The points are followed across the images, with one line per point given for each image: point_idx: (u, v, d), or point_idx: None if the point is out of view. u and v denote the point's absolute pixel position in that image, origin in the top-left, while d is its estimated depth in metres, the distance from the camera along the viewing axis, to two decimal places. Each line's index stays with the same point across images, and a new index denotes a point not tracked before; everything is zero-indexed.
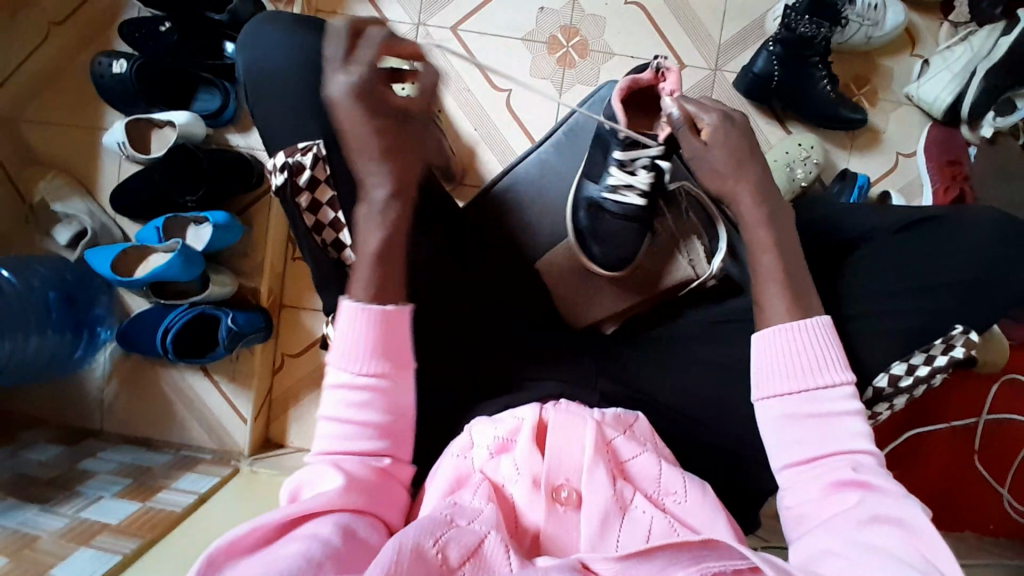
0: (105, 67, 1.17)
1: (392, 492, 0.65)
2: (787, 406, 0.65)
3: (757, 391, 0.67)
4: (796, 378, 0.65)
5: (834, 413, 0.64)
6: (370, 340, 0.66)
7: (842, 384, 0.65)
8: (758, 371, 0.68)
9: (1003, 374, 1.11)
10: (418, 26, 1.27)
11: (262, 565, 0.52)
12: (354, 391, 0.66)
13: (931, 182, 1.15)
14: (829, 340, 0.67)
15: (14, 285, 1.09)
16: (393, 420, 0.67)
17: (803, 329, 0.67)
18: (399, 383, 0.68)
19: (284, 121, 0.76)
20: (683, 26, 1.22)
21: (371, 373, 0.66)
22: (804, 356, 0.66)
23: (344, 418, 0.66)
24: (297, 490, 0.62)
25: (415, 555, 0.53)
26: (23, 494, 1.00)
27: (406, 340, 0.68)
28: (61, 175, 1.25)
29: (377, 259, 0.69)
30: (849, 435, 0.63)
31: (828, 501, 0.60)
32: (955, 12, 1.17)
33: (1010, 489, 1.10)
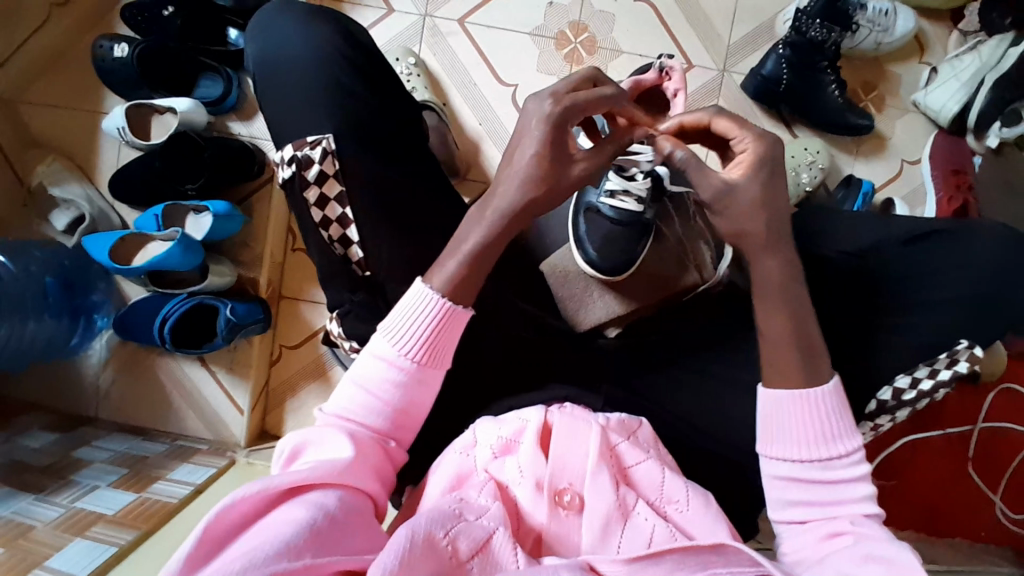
0: (107, 51, 1.15)
1: (384, 474, 0.65)
2: (791, 471, 0.64)
3: (762, 448, 0.66)
4: (803, 446, 0.64)
5: (839, 478, 0.63)
6: (428, 331, 0.67)
7: (849, 453, 0.63)
8: (765, 435, 0.66)
9: (999, 384, 1.11)
10: (425, 17, 1.25)
11: (269, 528, 0.53)
12: (392, 371, 0.67)
13: (934, 191, 1.14)
14: (842, 409, 0.65)
15: (12, 271, 1.07)
16: (410, 408, 0.68)
17: (813, 399, 0.64)
18: (433, 379, 0.69)
19: (292, 114, 0.75)
20: (693, 26, 1.21)
21: (415, 360, 0.67)
22: (808, 422, 0.64)
23: (376, 393, 0.67)
24: (302, 447, 0.63)
25: (426, 545, 0.54)
26: (17, 482, 0.99)
27: (453, 340, 0.69)
28: (60, 158, 1.23)
29: (467, 260, 0.69)
30: (853, 499, 0.62)
31: (824, 547, 0.61)
32: (964, 19, 1.17)
33: (1002, 497, 1.11)
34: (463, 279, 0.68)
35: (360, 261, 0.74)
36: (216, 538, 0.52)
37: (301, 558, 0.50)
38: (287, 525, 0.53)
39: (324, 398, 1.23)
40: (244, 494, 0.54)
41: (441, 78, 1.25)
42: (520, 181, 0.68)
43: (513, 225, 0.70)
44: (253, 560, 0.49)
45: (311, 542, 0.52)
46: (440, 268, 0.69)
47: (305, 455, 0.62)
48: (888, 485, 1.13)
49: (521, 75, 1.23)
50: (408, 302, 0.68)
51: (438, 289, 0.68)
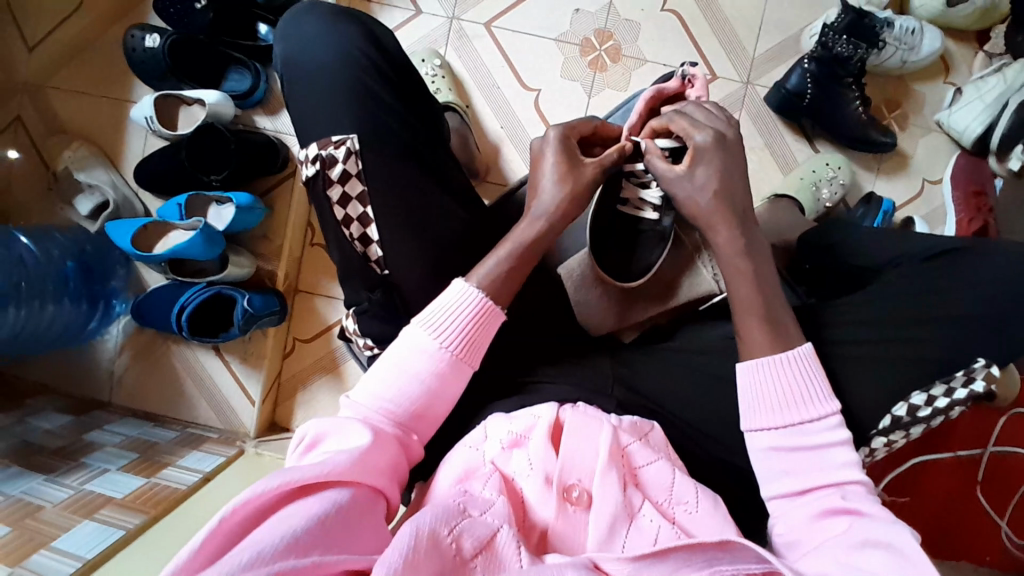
0: (138, 40, 1.17)
1: (400, 470, 0.65)
2: (776, 441, 0.66)
3: (746, 422, 0.68)
4: (782, 411, 0.66)
5: (819, 444, 0.65)
6: (462, 328, 0.70)
7: (826, 414, 0.66)
8: (746, 408, 0.69)
9: (1012, 408, 1.11)
10: (452, 20, 1.26)
11: (279, 522, 0.53)
12: (424, 364, 0.69)
13: (954, 213, 1.13)
14: (813, 372, 0.68)
15: (33, 253, 1.10)
16: (435, 403, 0.69)
17: (786, 362, 0.68)
18: (463, 376, 0.70)
19: (320, 109, 0.76)
20: (718, 37, 1.21)
21: (449, 353, 0.69)
22: (786, 386, 0.67)
23: (404, 382, 0.68)
24: (324, 435, 0.64)
25: (431, 544, 0.53)
26: (29, 462, 1.00)
27: (486, 340, 0.72)
28: (86, 144, 1.25)
29: (509, 257, 0.74)
30: (835, 464, 0.64)
31: (818, 526, 0.61)
32: (991, 41, 1.16)
33: (1011, 522, 1.10)
34: (503, 278, 0.73)
35: (378, 259, 0.75)
36: (231, 529, 0.52)
37: (309, 554, 0.51)
38: (299, 520, 0.53)
39: (335, 392, 1.23)
40: (254, 493, 0.54)
41: (464, 80, 1.26)
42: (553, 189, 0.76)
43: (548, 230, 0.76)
44: (262, 553, 0.49)
45: (319, 539, 0.52)
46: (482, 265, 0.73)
47: (324, 444, 0.63)
48: (895, 505, 1.12)
49: (545, 80, 1.24)
50: (449, 297, 0.71)
51: (477, 287, 0.72)
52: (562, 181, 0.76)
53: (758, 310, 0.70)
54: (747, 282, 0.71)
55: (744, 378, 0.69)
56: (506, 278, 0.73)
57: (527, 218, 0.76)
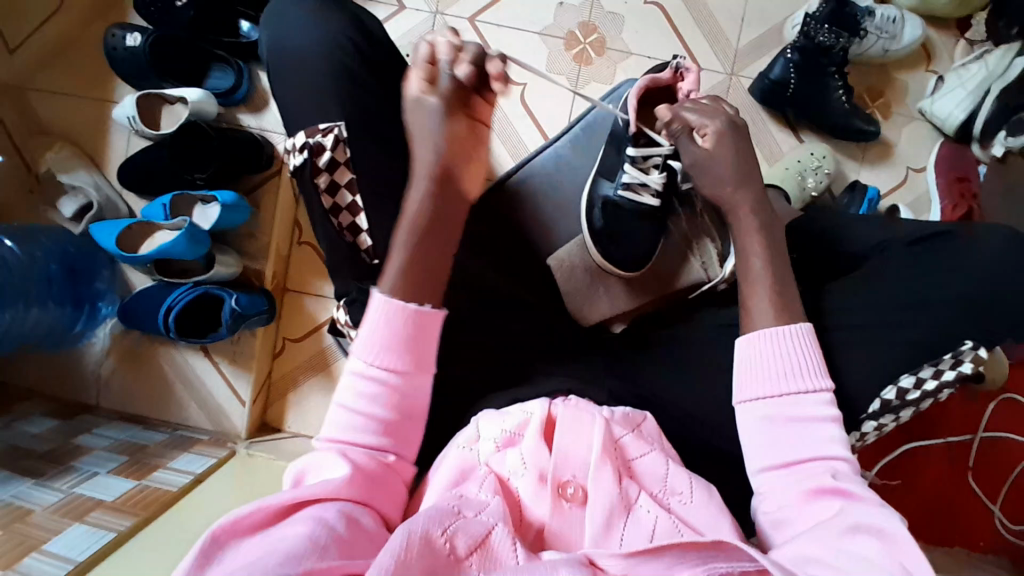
0: (119, 40, 1.16)
1: (391, 491, 0.64)
2: (767, 412, 0.66)
3: (741, 395, 0.68)
4: (774, 382, 0.66)
5: (810, 417, 0.65)
6: (388, 333, 0.66)
7: (820, 390, 0.66)
8: (740, 379, 0.69)
9: (1001, 393, 1.12)
10: (436, 15, 1.26)
11: (271, 540, 0.54)
12: (364, 386, 0.65)
13: (939, 200, 1.15)
14: (809, 347, 0.68)
15: (17, 255, 1.08)
16: (400, 423, 0.66)
17: (785, 336, 0.68)
18: (419, 386, 0.67)
19: (305, 103, 0.75)
20: (701, 29, 1.22)
21: (387, 367, 0.65)
22: (783, 359, 0.67)
23: (362, 413, 0.65)
24: (304, 473, 0.62)
25: (423, 545, 0.54)
26: (17, 466, 0.99)
27: (434, 342, 0.68)
28: (69, 146, 1.24)
29: (411, 249, 0.68)
30: (826, 441, 0.64)
31: (806, 504, 0.61)
32: (972, 29, 1.18)
33: (1001, 506, 1.11)
34: (408, 265, 0.68)
35: (370, 248, 0.74)
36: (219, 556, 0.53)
37: (302, 563, 0.51)
38: (285, 540, 0.53)
39: (327, 391, 1.23)
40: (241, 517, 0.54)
41: None
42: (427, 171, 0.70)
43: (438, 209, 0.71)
44: (254, 570, 0.50)
45: (310, 552, 0.52)
46: (387, 267, 0.68)
47: (308, 480, 0.62)
48: (887, 491, 1.13)
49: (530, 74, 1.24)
50: (376, 310, 0.66)
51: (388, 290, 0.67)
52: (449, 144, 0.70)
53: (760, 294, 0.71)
54: (760, 258, 0.73)
55: (744, 348, 0.69)
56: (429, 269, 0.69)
57: (416, 191, 0.71)
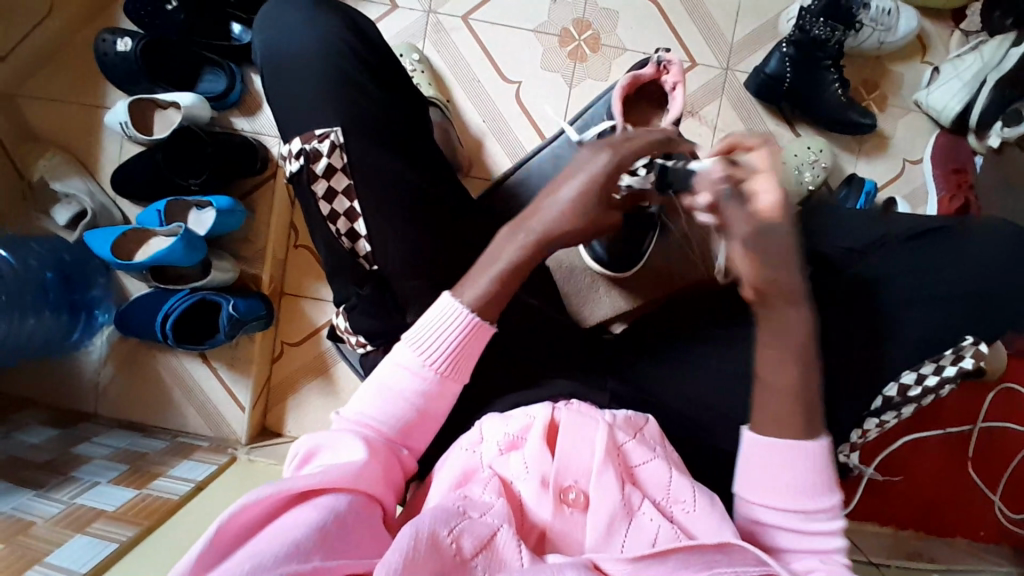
0: (110, 45, 1.14)
1: (394, 481, 0.64)
2: (763, 518, 0.62)
3: (739, 491, 0.63)
4: (779, 493, 0.61)
5: (811, 524, 0.61)
6: (449, 347, 0.66)
7: (821, 501, 0.60)
8: (740, 475, 0.63)
9: (999, 383, 1.12)
10: (429, 14, 1.25)
11: (278, 530, 0.53)
12: (410, 385, 0.66)
13: (935, 189, 1.16)
14: (823, 464, 0.61)
15: (11, 266, 1.07)
16: (426, 419, 0.67)
17: (790, 449, 0.60)
18: (451, 390, 0.68)
19: (299, 109, 0.75)
20: (696, 24, 1.21)
21: (436, 369, 0.66)
22: (786, 471, 0.60)
23: (393, 402, 0.66)
24: (317, 449, 0.62)
25: (430, 544, 0.53)
26: (17, 477, 0.99)
27: (476, 355, 0.68)
28: (62, 152, 1.22)
29: (499, 276, 0.68)
30: (821, 537, 0.60)
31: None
32: (967, 19, 1.17)
33: (1002, 496, 1.11)
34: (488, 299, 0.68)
35: (367, 254, 0.74)
36: (231, 534, 0.52)
37: (310, 559, 0.51)
38: (300, 528, 0.53)
39: (326, 395, 1.22)
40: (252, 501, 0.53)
41: (444, 75, 1.25)
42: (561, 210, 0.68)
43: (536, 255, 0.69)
44: (261, 562, 0.49)
45: (320, 546, 0.52)
46: (471, 284, 0.68)
47: (318, 458, 0.62)
48: (889, 484, 1.13)
49: (525, 72, 1.23)
50: (436, 312, 0.67)
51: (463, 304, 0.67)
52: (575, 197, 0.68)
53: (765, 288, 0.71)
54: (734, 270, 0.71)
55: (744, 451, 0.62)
56: (490, 304, 0.68)
57: (520, 232, 0.69)
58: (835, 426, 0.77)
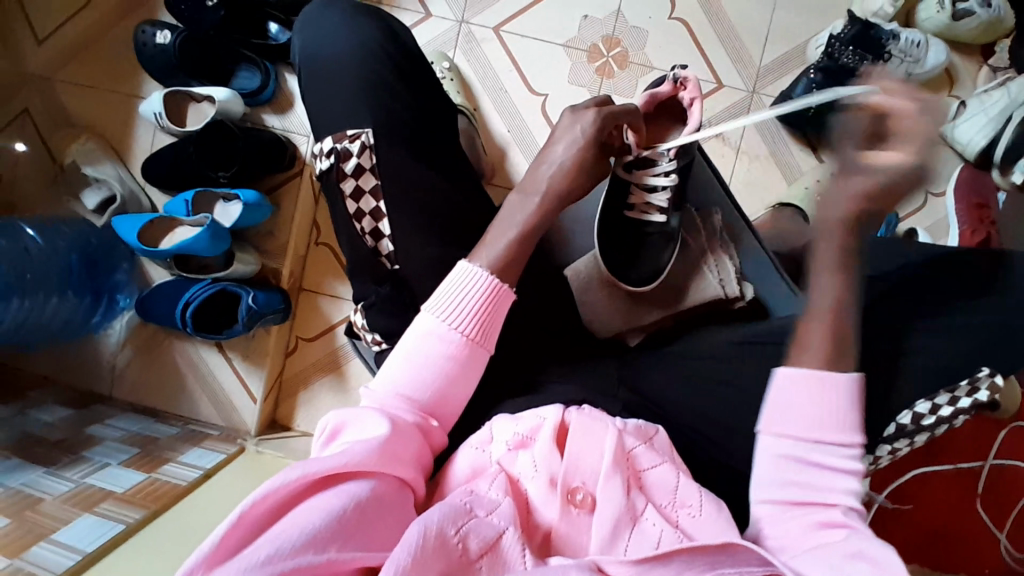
0: (149, 36, 1.18)
1: (422, 451, 0.64)
2: (789, 451, 0.64)
3: (764, 426, 0.66)
4: (809, 428, 0.64)
5: (836, 469, 0.63)
6: (474, 306, 0.69)
7: (849, 442, 0.64)
8: (770, 412, 0.66)
9: (1012, 420, 1.11)
10: (461, 24, 1.27)
11: (298, 518, 0.52)
12: (439, 350, 0.68)
13: (957, 224, 1.15)
14: (852, 400, 0.65)
15: (38, 245, 1.10)
16: (455, 385, 0.68)
17: (827, 382, 0.64)
18: (478, 357, 0.69)
19: (333, 109, 0.76)
20: (724, 46, 1.22)
21: (461, 334, 0.68)
22: (822, 404, 0.64)
23: (421, 368, 0.67)
24: (343, 425, 0.63)
25: (438, 544, 0.54)
26: (29, 453, 1.00)
27: (500, 319, 0.70)
28: (95, 138, 1.25)
29: (518, 239, 0.73)
30: (843, 490, 0.62)
31: (808, 537, 0.60)
32: (996, 55, 1.18)
33: (1008, 535, 1.10)
34: (501, 268, 0.71)
35: (389, 254, 0.75)
36: (259, 518, 0.52)
37: (326, 550, 0.51)
38: (319, 514, 0.53)
39: (335, 391, 1.24)
40: (276, 485, 0.53)
41: (472, 84, 1.26)
42: (532, 209, 0.74)
43: (523, 248, 0.73)
44: (279, 548, 0.49)
45: (337, 535, 0.52)
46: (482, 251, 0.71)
47: (344, 434, 0.63)
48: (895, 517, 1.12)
49: (552, 85, 1.25)
50: (456, 277, 0.70)
51: (484, 268, 0.70)
52: (570, 160, 0.75)
53: None
54: None
55: (776, 381, 0.66)
56: (501, 270, 0.71)
57: (499, 238, 0.73)
58: None
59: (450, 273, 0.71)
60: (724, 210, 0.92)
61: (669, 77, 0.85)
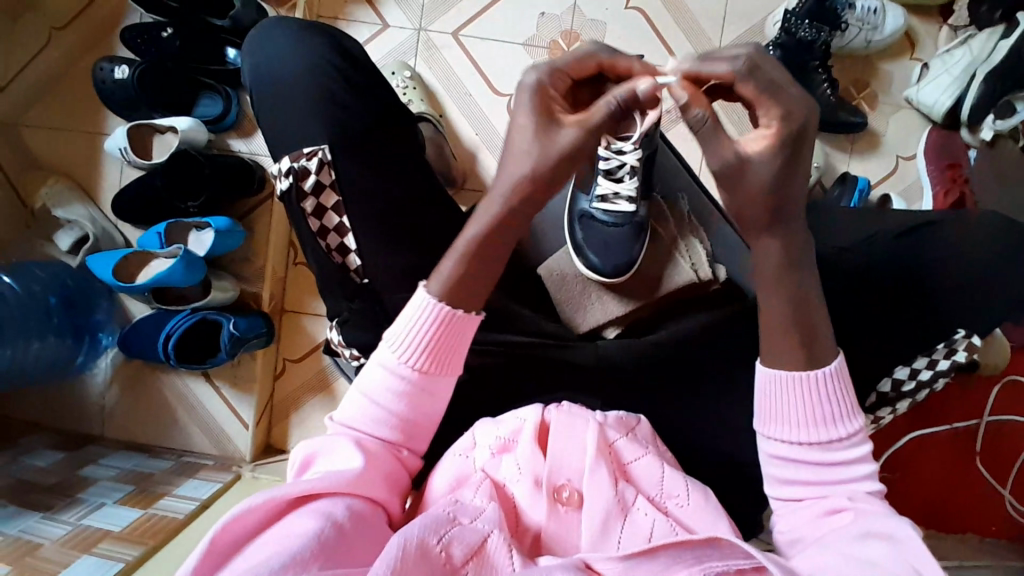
0: (107, 73, 1.17)
1: (393, 477, 0.64)
2: (787, 451, 0.62)
3: (760, 426, 0.64)
4: (804, 423, 0.61)
5: (840, 459, 0.61)
6: (425, 340, 0.65)
7: (850, 431, 0.61)
8: (763, 412, 0.63)
9: (1004, 376, 1.11)
10: (419, 32, 1.27)
11: (276, 540, 0.53)
12: (394, 386, 0.65)
13: (930, 186, 1.15)
14: (842, 389, 0.61)
15: (16, 291, 1.09)
16: (417, 415, 0.66)
17: (814, 380, 0.61)
18: (438, 387, 0.66)
19: (289, 130, 0.76)
20: (683, 30, 1.22)
21: (415, 366, 0.65)
22: (813, 398, 0.61)
23: (380, 403, 0.65)
24: (314, 456, 0.63)
25: (419, 553, 0.53)
26: (23, 500, 1.00)
27: (460, 346, 0.67)
28: (63, 179, 1.25)
29: (467, 254, 0.66)
30: (851, 477, 0.61)
31: (821, 527, 0.59)
32: (955, 14, 1.17)
33: (1012, 490, 1.10)
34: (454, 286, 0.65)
35: (358, 268, 0.75)
36: (232, 546, 0.53)
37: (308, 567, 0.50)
38: (297, 534, 0.53)
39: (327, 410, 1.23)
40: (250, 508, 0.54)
41: (437, 91, 1.26)
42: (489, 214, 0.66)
43: (481, 261, 0.66)
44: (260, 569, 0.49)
45: (320, 551, 0.52)
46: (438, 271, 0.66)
47: (316, 464, 0.63)
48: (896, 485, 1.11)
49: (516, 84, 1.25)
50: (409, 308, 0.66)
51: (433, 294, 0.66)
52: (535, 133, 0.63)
53: None
54: None
55: (760, 383, 0.63)
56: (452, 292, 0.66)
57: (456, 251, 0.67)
58: None
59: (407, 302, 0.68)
60: (691, 195, 0.93)
61: None
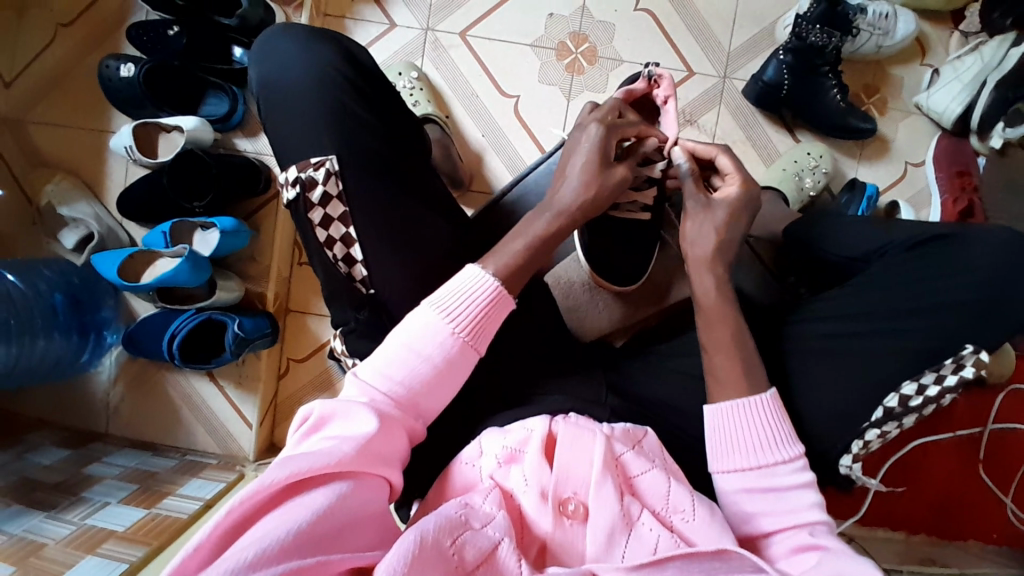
0: (113, 70, 1.17)
1: (402, 449, 0.63)
2: (741, 484, 0.67)
3: (714, 464, 0.69)
4: (749, 452, 0.67)
5: (788, 487, 0.66)
6: (473, 315, 0.67)
7: (791, 458, 0.67)
8: (712, 447, 0.69)
9: (1009, 386, 1.11)
10: (427, 31, 1.26)
11: (284, 516, 0.51)
12: (434, 346, 0.66)
13: (939, 193, 1.14)
14: (776, 415, 0.68)
15: (20, 288, 1.08)
16: (445, 383, 0.66)
17: (749, 407, 0.68)
18: (471, 359, 0.68)
19: (296, 137, 0.76)
20: (692, 33, 1.22)
21: (460, 337, 0.66)
22: (753, 427, 0.68)
23: (415, 362, 0.65)
24: (329, 417, 0.61)
25: (433, 552, 0.53)
26: (28, 499, 1.00)
27: (495, 327, 0.69)
28: (69, 177, 1.25)
29: (533, 244, 0.72)
30: (802, 506, 0.65)
31: (788, 564, 0.62)
32: (966, 21, 1.17)
33: (1014, 498, 1.10)
34: (517, 268, 0.71)
35: (364, 278, 0.75)
36: (243, 514, 0.51)
37: (313, 555, 0.50)
38: (306, 512, 0.52)
39: None
40: (261, 486, 0.52)
41: (444, 92, 1.26)
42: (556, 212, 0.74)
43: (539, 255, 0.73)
44: (267, 552, 0.48)
45: (323, 540, 0.52)
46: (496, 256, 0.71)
47: (329, 427, 0.60)
48: (898, 492, 1.11)
49: (523, 86, 1.24)
50: (464, 279, 0.68)
51: (492, 275, 0.69)
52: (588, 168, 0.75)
53: (726, 337, 0.71)
54: (706, 273, 0.75)
55: (709, 419, 0.69)
56: (508, 275, 0.70)
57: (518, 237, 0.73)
58: (837, 436, 0.76)
59: (459, 273, 0.70)
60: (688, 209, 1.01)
61: (644, 74, 0.86)
